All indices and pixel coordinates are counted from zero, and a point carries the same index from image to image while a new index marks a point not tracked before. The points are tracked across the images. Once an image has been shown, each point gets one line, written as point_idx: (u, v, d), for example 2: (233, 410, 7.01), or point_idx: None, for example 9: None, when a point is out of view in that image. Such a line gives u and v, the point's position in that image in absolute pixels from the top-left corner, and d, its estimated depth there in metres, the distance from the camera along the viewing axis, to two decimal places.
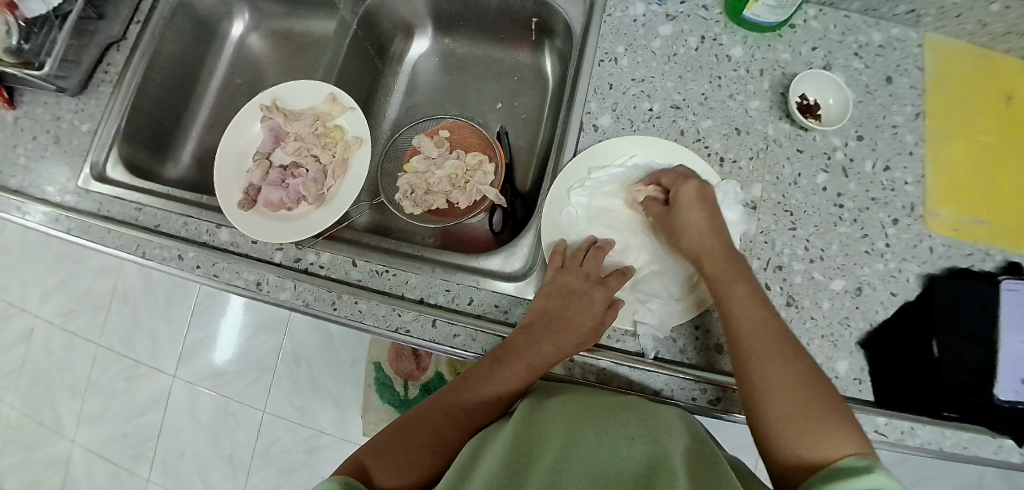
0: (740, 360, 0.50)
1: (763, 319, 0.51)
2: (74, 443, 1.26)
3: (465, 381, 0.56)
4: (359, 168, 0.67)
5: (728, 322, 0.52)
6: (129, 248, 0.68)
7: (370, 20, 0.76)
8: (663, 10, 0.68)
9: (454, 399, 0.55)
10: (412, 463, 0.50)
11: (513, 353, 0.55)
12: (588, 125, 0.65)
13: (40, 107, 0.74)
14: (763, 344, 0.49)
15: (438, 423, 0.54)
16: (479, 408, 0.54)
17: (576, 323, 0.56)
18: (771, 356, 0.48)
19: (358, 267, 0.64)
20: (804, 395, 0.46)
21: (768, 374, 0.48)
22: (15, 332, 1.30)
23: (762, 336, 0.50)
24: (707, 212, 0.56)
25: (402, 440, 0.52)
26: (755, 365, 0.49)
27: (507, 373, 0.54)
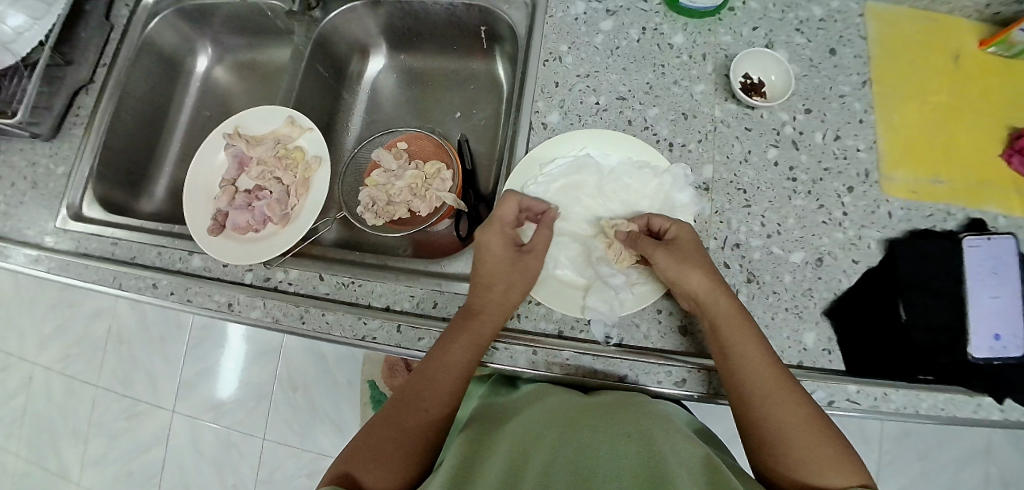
0: (750, 403, 0.50)
1: (767, 360, 0.51)
2: (79, 486, 1.27)
3: (421, 369, 0.56)
4: (321, 187, 0.69)
5: (732, 368, 0.52)
6: (107, 281, 0.70)
7: (325, 44, 0.79)
8: (603, 7, 0.70)
9: (415, 388, 0.55)
10: (402, 460, 0.51)
11: (455, 329, 0.57)
12: (538, 123, 0.66)
13: (15, 154, 0.77)
14: (778, 387, 0.50)
15: (410, 416, 0.54)
16: (441, 390, 0.55)
17: (496, 275, 0.58)
18: (781, 398, 0.50)
19: (325, 280, 0.65)
20: (814, 435, 0.48)
21: (780, 411, 0.49)
22: (15, 381, 1.32)
23: (768, 375, 0.50)
24: (703, 257, 0.56)
25: (383, 438, 0.52)
26: (769, 406, 0.49)
27: (452, 345, 0.56)
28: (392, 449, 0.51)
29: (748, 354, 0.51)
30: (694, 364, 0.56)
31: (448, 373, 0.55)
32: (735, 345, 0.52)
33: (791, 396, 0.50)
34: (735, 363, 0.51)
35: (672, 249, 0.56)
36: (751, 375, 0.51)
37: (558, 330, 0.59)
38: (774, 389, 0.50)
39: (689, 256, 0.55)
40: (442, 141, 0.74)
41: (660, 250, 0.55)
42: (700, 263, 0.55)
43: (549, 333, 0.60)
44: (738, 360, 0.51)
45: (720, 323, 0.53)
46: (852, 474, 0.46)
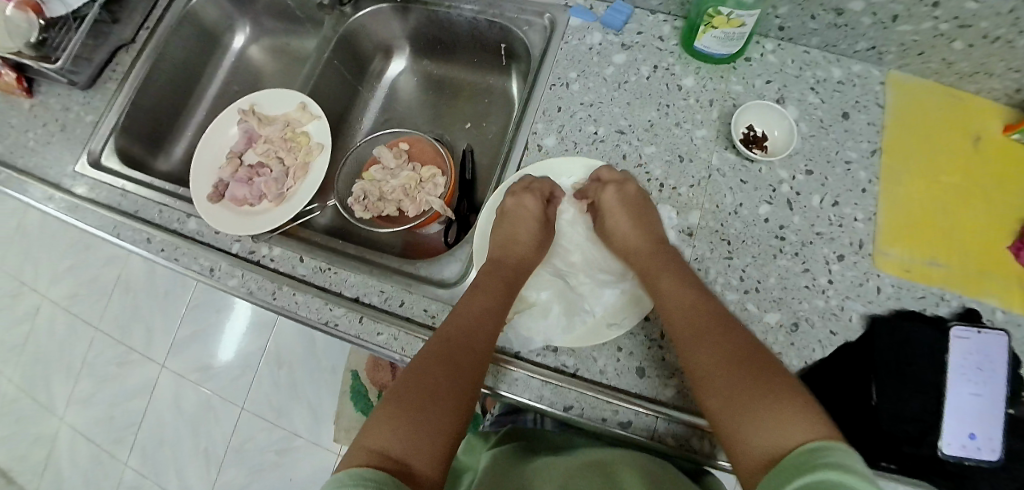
0: (686, 351, 0.51)
1: (706, 311, 0.52)
2: (62, 421, 1.32)
3: (450, 321, 0.55)
4: (318, 172, 0.72)
5: (670, 314, 0.54)
6: (108, 229, 0.74)
7: (351, 39, 0.81)
8: (619, 40, 0.71)
9: (439, 350, 0.52)
10: (427, 424, 0.46)
11: (474, 291, 0.58)
12: (533, 144, 0.67)
13: (53, 96, 0.85)
14: (709, 330, 0.50)
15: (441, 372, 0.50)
16: (480, 341, 0.53)
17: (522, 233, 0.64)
18: (705, 337, 0.50)
19: (304, 262, 0.67)
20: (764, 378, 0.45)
21: (715, 353, 0.49)
22: (22, 311, 1.39)
23: (713, 328, 0.50)
24: (640, 211, 0.61)
25: (410, 404, 0.47)
26: (700, 351, 0.50)
27: (483, 291, 0.58)
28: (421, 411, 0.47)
29: (683, 305, 0.53)
30: (644, 409, 0.55)
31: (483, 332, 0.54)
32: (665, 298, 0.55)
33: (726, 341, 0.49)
34: (674, 310, 0.54)
35: (608, 206, 0.63)
36: (684, 322, 0.52)
37: (516, 349, 0.59)
38: (715, 335, 0.50)
39: (616, 209, 0.62)
40: (441, 147, 0.76)
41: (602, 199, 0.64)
42: (630, 217, 0.61)
43: (507, 351, 0.59)
44: (666, 312, 0.55)
45: (658, 279, 0.57)
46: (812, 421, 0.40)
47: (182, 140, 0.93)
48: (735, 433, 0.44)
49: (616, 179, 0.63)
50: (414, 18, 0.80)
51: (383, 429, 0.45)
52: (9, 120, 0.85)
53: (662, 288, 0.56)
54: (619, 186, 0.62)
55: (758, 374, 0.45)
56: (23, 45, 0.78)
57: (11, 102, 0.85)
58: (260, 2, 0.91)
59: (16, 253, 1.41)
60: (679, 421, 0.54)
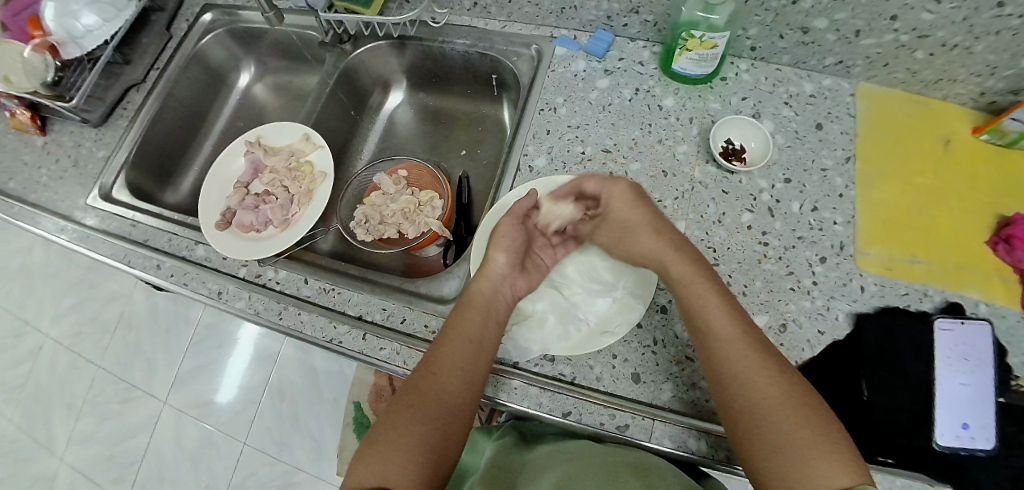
0: (726, 378, 0.51)
1: (752, 342, 0.51)
2: (62, 460, 1.30)
3: (431, 355, 0.56)
4: (321, 198, 0.76)
5: (701, 330, 0.53)
6: (118, 257, 0.77)
7: (352, 74, 0.87)
8: (602, 66, 0.76)
9: (425, 384, 0.53)
10: (408, 465, 0.48)
11: (458, 316, 0.58)
12: (525, 165, 0.70)
13: (65, 135, 0.89)
14: (756, 362, 0.50)
15: (429, 408, 0.52)
16: (460, 378, 0.54)
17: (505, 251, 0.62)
18: (755, 367, 0.50)
19: (308, 283, 0.69)
20: (800, 410, 0.47)
21: (761, 383, 0.49)
22: (25, 350, 1.39)
23: (748, 351, 0.51)
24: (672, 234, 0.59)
25: (399, 440, 0.50)
26: (744, 385, 0.49)
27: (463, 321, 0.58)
28: (411, 449, 0.49)
29: (716, 322, 0.52)
30: (640, 412, 0.56)
31: (467, 358, 0.55)
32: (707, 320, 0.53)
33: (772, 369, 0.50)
34: (701, 327, 0.53)
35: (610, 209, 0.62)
36: (729, 347, 0.51)
37: (514, 360, 0.61)
38: (761, 367, 0.50)
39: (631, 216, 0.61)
40: (438, 173, 0.80)
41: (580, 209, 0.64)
42: (666, 226, 0.59)
43: (505, 361, 0.61)
44: (714, 338, 0.52)
45: (688, 291, 0.55)
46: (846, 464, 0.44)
47: (189, 173, 0.97)
48: (776, 469, 0.46)
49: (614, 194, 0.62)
50: (410, 54, 0.86)
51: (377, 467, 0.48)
52: (22, 158, 0.89)
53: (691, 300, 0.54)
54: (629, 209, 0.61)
55: (800, 409, 0.47)
56: (39, 85, 0.82)
57: (25, 140, 0.90)
58: (265, 44, 0.97)
59: (22, 292, 1.43)
60: (674, 422, 0.56)
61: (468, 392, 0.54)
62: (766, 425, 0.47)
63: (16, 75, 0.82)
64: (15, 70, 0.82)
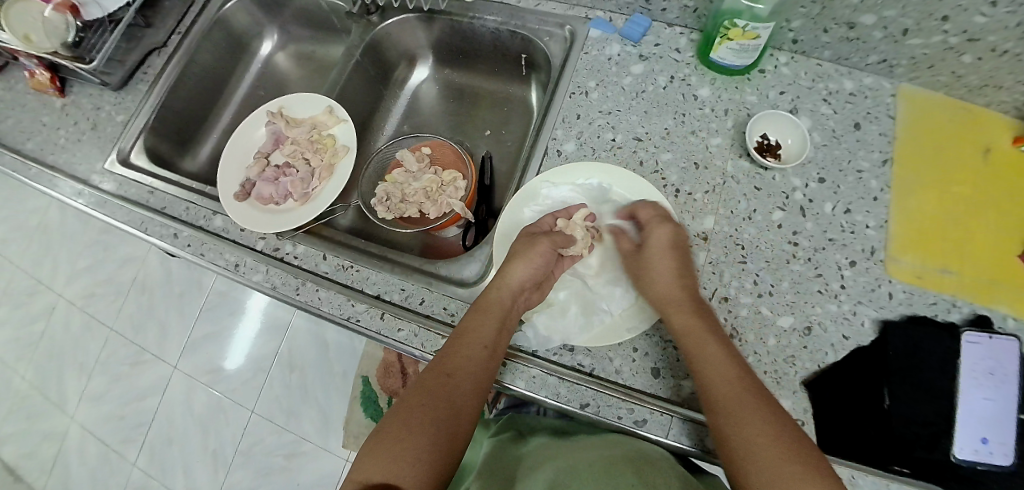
0: (716, 412, 0.50)
1: (742, 374, 0.52)
2: (73, 419, 1.33)
3: (443, 354, 0.56)
4: (343, 173, 0.75)
5: (701, 377, 0.53)
6: (135, 224, 0.77)
7: (377, 47, 0.85)
8: (637, 51, 0.74)
9: (440, 384, 0.53)
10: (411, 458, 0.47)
11: (472, 320, 0.58)
12: (553, 149, 0.69)
13: (86, 97, 0.89)
14: (743, 395, 0.50)
15: (438, 411, 0.51)
16: (470, 380, 0.54)
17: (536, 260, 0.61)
18: (749, 411, 0.49)
19: (327, 260, 0.68)
20: (786, 449, 0.46)
21: (747, 414, 0.49)
22: (39, 309, 1.40)
23: (742, 394, 0.50)
24: (679, 262, 0.60)
25: (408, 441, 0.48)
26: (733, 423, 0.49)
27: (478, 324, 0.57)
28: (420, 449, 0.48)
29: (716, 367, 0.52)
30: (660, 408, 0.56)
31: (480, 363, 0.55)
32: (699, 352, 0.54)
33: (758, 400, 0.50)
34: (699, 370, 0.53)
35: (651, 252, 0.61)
36: (719, 381, 0.51)
37: (533, 348, 0.61)
38: (749, 399, 0.49)
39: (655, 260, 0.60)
40: (462, 152, 0.78)
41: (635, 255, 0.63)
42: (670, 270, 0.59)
43: (524, 349, 0.61)
44: (704, 372, 0.53)
45: (687, 339, 0.55)
46: None
47: (208, 141, 0.96)
48: None
49: (653, 222, 0.62)
50: (438, 29, 0.83)
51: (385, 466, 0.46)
52: (42, 119, 0.89)
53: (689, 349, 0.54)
54: (654, 228, 0.61)
55: (788, 442, 0.46)
56: (58, 45, 0.80)
57: (43, 101, 0.90)
58: (288, 11, 0.95)
59: (37, 250, 1.44)
60: (694, 420, 0.55)
61: (476, 394, 0.54)
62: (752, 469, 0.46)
63: (37, 34, 0.81)
64: (35, 28, 0.81)
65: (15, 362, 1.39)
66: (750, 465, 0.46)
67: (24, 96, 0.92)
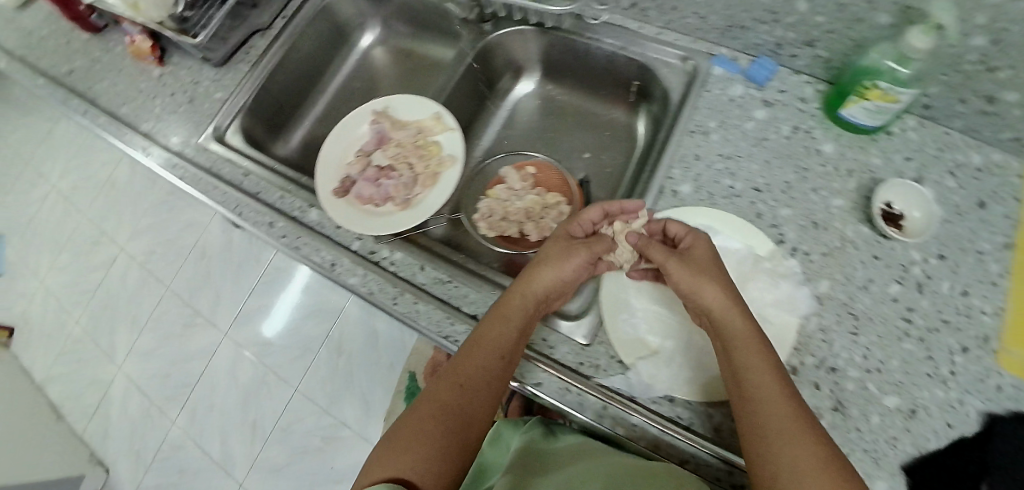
0: (764, 437, 0.46)
1: (790, 397, 0.47)
2: (120, 369, 1.36)
3: (455, 361, 0.55)
4: (447, 182, 0.74)
5: (750, 392, 0.48)
6: (230, 206, 0.76)
7: (487, 56, 0.84)
8: (761, 95, 0.72)
9: (449, 389, 0.53)
10: (425, 456, 0.48)
11: (491, 326, 0.57)
12: (667, 189, 0.68)
13: (184, 69, 0.89)
14: (796, 418, 0.45)
15: (453, 417, 0.52)
16: (484, 383, 0.54)
17: (568, 265, 0.61)
18: (795, 433, 0.44)
19: (424, 271, 0.68)
20: (844, 477, 0.41)
21: (784, 436, 0.44)
22: (100, 258, 1.45)
23: (789, 412, 0.46)
24: (720, 271, 0.56)
25: (423, 441, 0.49)
26: (785, 442, 0.44)
27: (499, 331, 0.56)
28: (431, 450, 0.49)
29: (765, 384, 0.48)
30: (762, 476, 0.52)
31: (496, 368, 0.55)
32: (747, 367, 0.49)
33: (802, 420, 0.45)
34: (746, 382, 0.49)
35: (686, 261, 0.57)
36: (755, 404, 0.47)
37: (631, 392, 0.58)
38: (789, 422, 0.45)
39: (699, 265, 0.57)
40: (569, 177, 0.80)
41: (673, 260, 0.57)
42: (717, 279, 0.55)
43: (621, 391, 0.58)
44: (752, 388, 0.48)
45: (739, 347, 0.51)
46: None
47: (299, 130, 0.96)
48: None
49: (691, 233, 0.60)
50: (551, 44, 0.82)
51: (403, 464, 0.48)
52: (138, 86, 0.90)
53: (740, 361, 0.50)
54: (693, 237, 0.59)
55: (831, 468, 0.42)
56: (166, 17, 0.81)
57: (139, 68, 0.91)
58: (393, 5, 0.94)
59: (109, 201, 1.51)
60: None
61: (489, 397, 0.54)
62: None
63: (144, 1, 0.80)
64: None
65: (71, 306, 1.44)
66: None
67: (124, 60, 0.93)
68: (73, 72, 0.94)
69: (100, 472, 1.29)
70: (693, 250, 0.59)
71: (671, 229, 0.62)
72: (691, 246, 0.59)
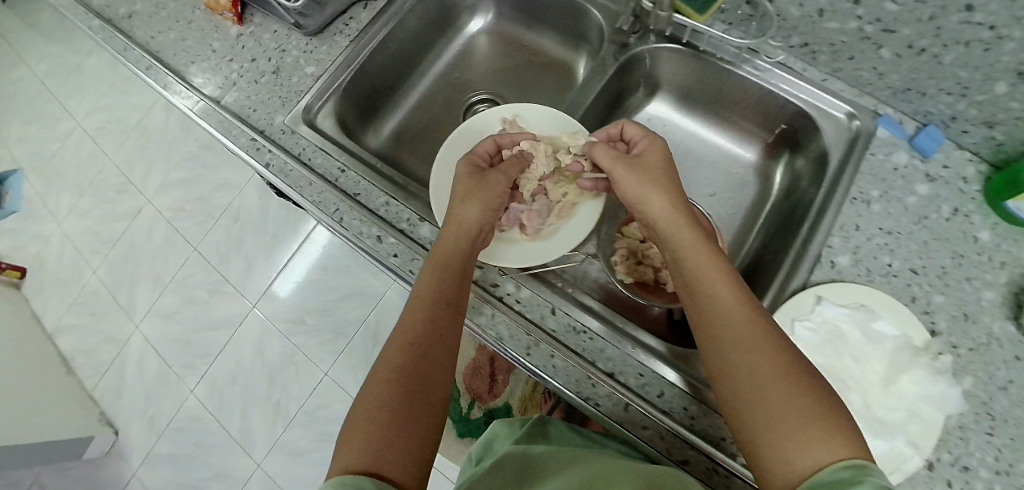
0: (721, 345, 0.49)
1: (745, 308, 0.50)
2: (138, 329, 1.57)
3: (404, 321, 0.55)
4: (585, 217, 0.69)
5: (697, 293, 0.53)
6: (329, 208, 0.72)
7: (626, 71, 0.80)
8: (924, 168, 0.68)
9: (409, 350, 0.53)
10: (395, 432, 0.48)
11: (429, 275, 0.58)
12: (826, 258, 0.65)
13: (267, 33, 0.87)
14: (746, 325, 0.49)
15: (407, 380, 0.51)
16: (430, 329, 0.54)
17: (476, 195, 0.63)
18: (750, 343, 0.48)
19: (555, 315, 0.64)
20: (785, 379, 0.45)
21: (753, 365, 0.47)
22: (130, 206, 1.65)
23: (738, 317, 0.49)
24: (671, 183, 0.60)
25: (382, 419, 0.48)
26: (741, 350, 0.48)
27: (433, 277, 0.58)
28: (368, 431, 0.48)
29: (719, 295, 0.51)
30: None
31: (444, 323, 0.55)
32: (700, 276, 0.53)
33: (777, 351, 0.47)
34: (699, 288, 0.53)
35: (632, 165, 0.62)
36: (722, 331, 0.49)
37: None
38: (754, 334, 0.48)
39: (648, 172, 0.61)
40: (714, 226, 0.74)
41: (621, 168, 0.62)
42: (662, 189, 0.59)
43: None
44: (703, 294, 0.53)
45: (685, 254, 0.55)
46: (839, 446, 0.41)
47: (392, 117, 0.93)
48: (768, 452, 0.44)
49: (646, 136, 0.64)
50: (691, 72, 0.79)
51: (343, 460, 0.47)
52: (211, 44, 0.88)
53: (689, 267, 0.55)
54: (648, 143, 0.64)
55: (791, 381, 0.45)
56: None
57: (216, 23, 0.89)
58: None
59: (151, 150, 1.68)
60: None
61: (422, 348, 0.53)
62: (760, 406, 0.45)
63: None
64: None
65: (90, 257, 1.66)
66: (755, 398, 0.45)
67: (194, 12, 0.90)
68: (134, 17, 0.91)
69: (110, 432, 1.50)
70: (646, 154, 0.63)
71: (626, 132, 0.66)
72: (644, 152, 0.63)
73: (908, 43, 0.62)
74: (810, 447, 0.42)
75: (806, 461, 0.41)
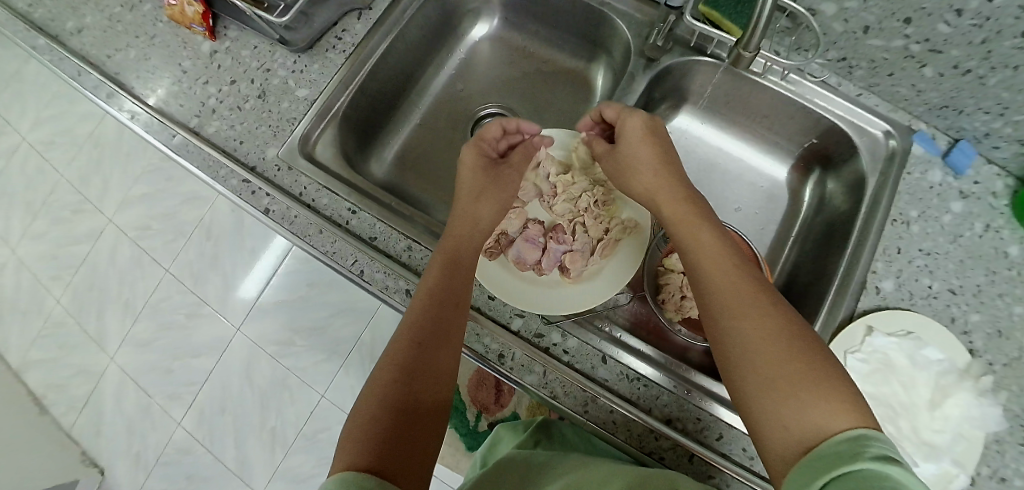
0: (712, 308, 0.49)
1: (738, 271, 0.50)
2: (111, 360, 1.44)
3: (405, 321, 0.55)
4: (629, 255, 0.64)
5: (691, 258, 0.53)
6: (344, 259, 0.65)
7: (655, 84, 0.75)
8: (958, 184, 0.67)
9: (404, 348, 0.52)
10: (380, 426, 0.47)
11: (433, 276, 0.57)
12: (870, 284, 0.64)
13: (248, 51, 0.77)
14: (738, 286, 0.49)
15: (399, 375, 0.50)
16: (430, 326, 0.53)
17: (471, 183, 0.65)
18: (743, 304, 0.48)
19: (606, 364, 0.60)
20: (777, 338, 0.45)
21: (748, 335, 0.46)
22: (87, 226, 1.50)
23: (729, 278, 0.50)
24: (656, 150, 0.59)
25: (383, 420, 0.47)
26: (730, 312, 0.48)
27: (427, 280, 0.56)
28: (370, 434, 0.46)
29: (710, 257, 0.51)
30: None
31: (436, 316, 0.54)
32: (692, 241, 0.53)
33: (772, 316, 0.47)
34: (691, 255, 0.53)
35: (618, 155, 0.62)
36: (716, 297, 0.49)
37: None
38: (743, 294, 0.48)
39: (632, 145, 0.60)
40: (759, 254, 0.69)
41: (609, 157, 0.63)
42: (647, 161, 0.59)
43: None
44: (697, 258, 0.52)
45: (676, 222, 0.55)
46: (838, 411, 0.41)
47: (397, 139, 0.86)
48: (767, 420, 0.43)
49: (622, 114, 0.62)
50: (717, 84, 0.76)
51: (346, 456, 0.45)
52: (182, 64, 0.77)
53: (681, 234, 0.54)
54: (625, 120, 0.61)
55: (787, 341, 0.45)
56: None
57: (188, 39, 0.79)
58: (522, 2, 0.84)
59: (102, 163, 1.51)
60: None
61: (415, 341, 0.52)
62: (753, 366, 0.45)
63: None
64: None
65: (50, 285, 1.52)
66: (750, 361, 0.45)
67: (155, 24, 0.80)
68: (103, 39, 0.80)
69: (95, 472, 1.39)
70: (626, 127, 0.60)
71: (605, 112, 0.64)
72: (625, 125, 0.61)
73: (954, 64, 0.62)
74: (802, 409, 0.42)
75: (804, 430, 0.41)
